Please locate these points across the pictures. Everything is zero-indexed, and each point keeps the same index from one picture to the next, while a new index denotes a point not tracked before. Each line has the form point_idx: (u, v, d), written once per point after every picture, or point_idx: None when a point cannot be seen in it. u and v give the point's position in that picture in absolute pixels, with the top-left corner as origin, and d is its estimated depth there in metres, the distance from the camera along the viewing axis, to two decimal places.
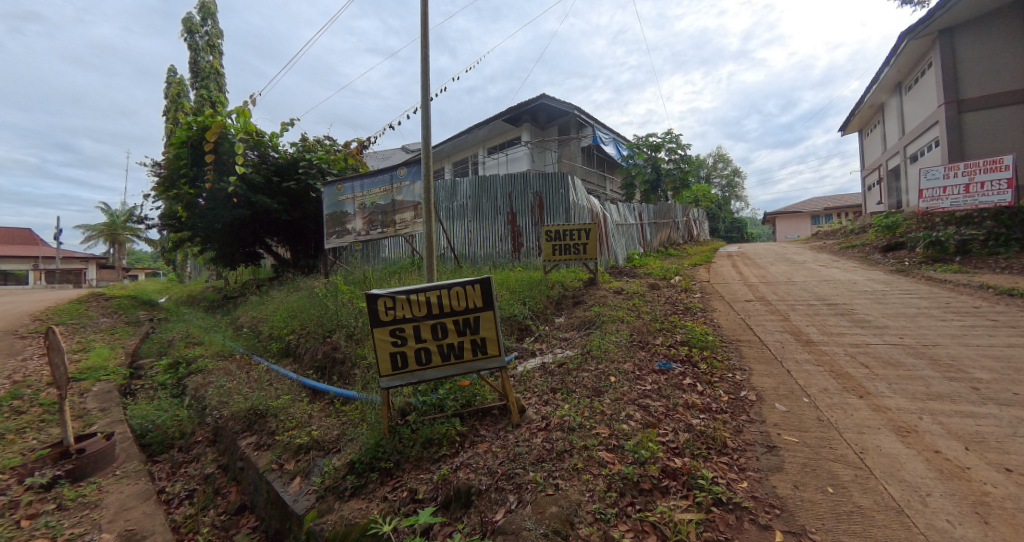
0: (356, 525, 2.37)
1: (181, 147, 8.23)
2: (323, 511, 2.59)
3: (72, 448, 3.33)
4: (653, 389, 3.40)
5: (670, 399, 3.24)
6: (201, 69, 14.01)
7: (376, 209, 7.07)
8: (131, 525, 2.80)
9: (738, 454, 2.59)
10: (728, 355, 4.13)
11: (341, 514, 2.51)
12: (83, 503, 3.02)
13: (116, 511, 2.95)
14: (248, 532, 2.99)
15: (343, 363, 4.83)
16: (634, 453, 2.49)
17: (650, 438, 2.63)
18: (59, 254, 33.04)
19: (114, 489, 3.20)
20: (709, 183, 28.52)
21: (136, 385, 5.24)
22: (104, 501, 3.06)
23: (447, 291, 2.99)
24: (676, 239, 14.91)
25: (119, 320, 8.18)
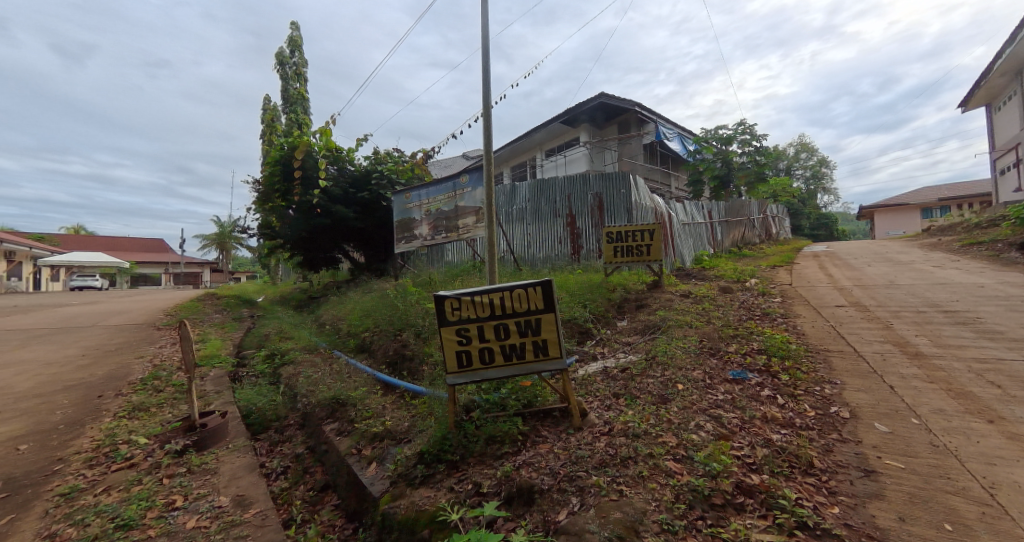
0: (424, 511, 2.49)
1: (275, 164, 9.25)
2: (395, 496, 2.74)
3: (196, 423, 3.89)
4: (726, 399, 3.22)
5: (745, 411, 3.05)
6: (291, 96, 15.70)
7: (440, 215, 7.40)
8: (241, 491, 3.20)
9: (827, 476, 2.37)
10: (814, 366, 3.79)
11: (412, 500, 2.63)
12: (204, 469, 3.49)
13: (230, 478, 3.38)
14: (331, 509, 3.26)
15: (411, 360, 5.13)
16: (705, 465, 2.38)
17: (722, 451, 2.51)
18: (179, 259, 38.41)
19: (227, 459, 3.67)
20: (790, 176, 26.35)
21: (242, 372, 5.95)
22: (220, 469, 3.51)
23: (509, 293, 3.07)
24: (751, 239, 13.89)
25: (228, 316, 9.37)
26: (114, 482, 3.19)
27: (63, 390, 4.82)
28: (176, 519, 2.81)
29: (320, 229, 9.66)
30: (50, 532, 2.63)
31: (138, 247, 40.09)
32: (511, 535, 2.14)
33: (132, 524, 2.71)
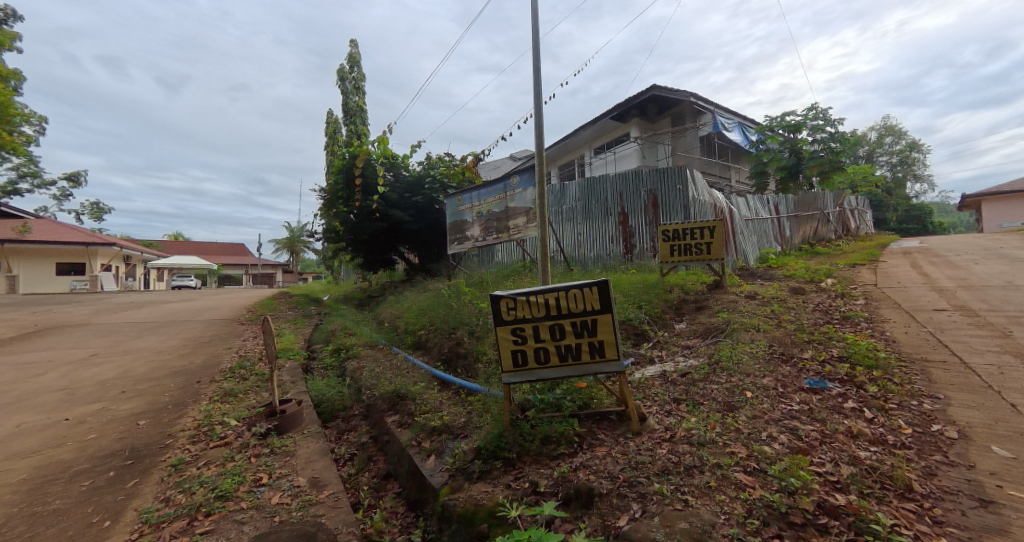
0: (482, 506, 2.52)
1: (337, 173, 9.90)
2: (454, 488, 2.80)
3: (278, 408, 4.24)
4: (802, 410, 3.00)
5: (826, 424, 2.82)
6: (350, 108, 16.64)
7: (491, 216, 7.49)
8: (316, 473, 3.42)
9: (930, 502, 2.11)
10: (910, 378, 3.41)
11: (470, 494, 2.67)
12: (284, 451, 3.80)
13: (306, 461, 3.64)
14: (394, 497, 3.42)
15: (465, 358, 5.28)
16: (781, 480, 2.23)
17: (801, 466, 2.33)
18: (255, 261, 41.96)
19: (303, 443, 3.96)
20: (873, 163, 24.02)
21: (312, 364, 6.40)
22: (297, 452, 3.79)
23: (564, 294, 3.07)
24: (825, 234, 12.79)
25: (298, 313, 10.11)
26: (212, 457, 3.63)
27: (169, 379, 5.62)
28: (264, 495, 3.09)
29: (378, 231, 10.12)
30: (165, 497, 3.04)
31: (222, 250, 44.35)
32: (570, 536, 2.11)
33: (226, 496, 3.03)
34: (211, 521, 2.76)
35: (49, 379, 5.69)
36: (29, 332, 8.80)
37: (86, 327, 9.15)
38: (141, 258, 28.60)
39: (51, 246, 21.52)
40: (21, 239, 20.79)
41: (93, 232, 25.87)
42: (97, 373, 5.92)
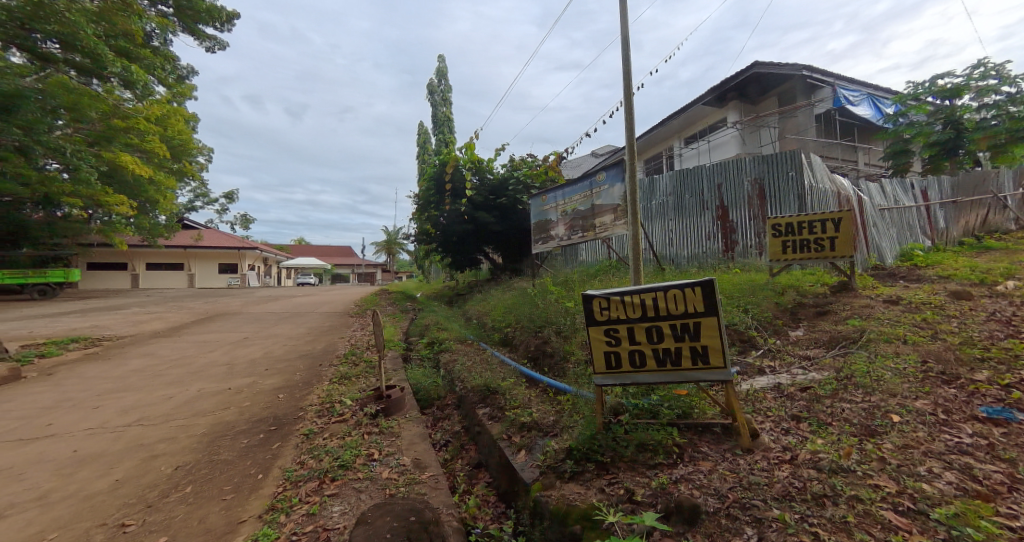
0: (575, 507, 2.44)
1: (430, 180, 10.63)
2: (546, 486, 2.76)
3: (384, 392, 4.72)
4: (975, 444, 2.44)
5: (1014, 466, 2.25)
6: (438, 118, 17.58)
7: (576, 215, 7.35)
8: (418, 455, 3.73)
9: None
10: None
11: (562, 493, 2.61)
12: (390, 432, 4.19)
13: (408, 443, 3.97)
14: (485, 486, 3.54)
15: (552, 357, 5.37)
16: (949, 529, 1.83)
17: (978, 514, 1.89)
18: (360, 262, 46.43)
19: (406, 426, 4.33)
20: None
21: (410, 355, 6.94)
22: (401, 433, 4.16)
23: (662, 294, 2.96)
24: (1000, 225, 10.30)
25: (396, 308, 10.98)
26: (334, 431, 4.20)
27: (298, 363, 6.57)
28: (376, 469, 3.50)
29: (466, 233, 10.52)
30: (301, 460, 3.66)
31: (335, 251, 49.86)
32: None
33: (346, 466, 3.49)
34: (336, 486, 3.23)
35: (218, 356, 7.12)
36: (203, 317, 10.88)
37: (239, 314, 11.03)
38: (275, 258, 33.44)
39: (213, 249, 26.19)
40: (195, 244, 25.68)
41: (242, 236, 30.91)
42: (248, 353, 7.19)
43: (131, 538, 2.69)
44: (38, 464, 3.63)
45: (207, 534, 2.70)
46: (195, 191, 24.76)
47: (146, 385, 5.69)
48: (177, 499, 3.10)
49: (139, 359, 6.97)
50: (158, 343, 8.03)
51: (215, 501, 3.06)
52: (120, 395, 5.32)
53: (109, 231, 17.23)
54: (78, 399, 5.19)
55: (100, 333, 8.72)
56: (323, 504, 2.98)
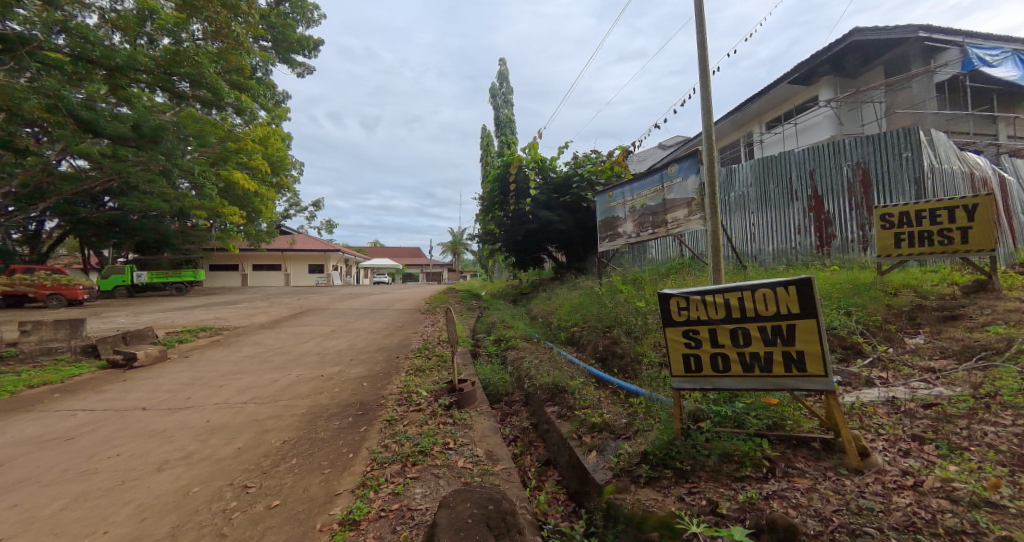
0: (653, 513, 2.32)
1: (494, 181, 10.81)
2: (620, 489, 2.67)
3: (457, 385, 4.88)
4: None
5: None
6: (500, 119, 17.82)
7: (646, 210, 7.06)
8: (491, 447, 3.81)
9: None
10: None
11: (638, 498, 2.50)
12: (463, 423, 4.32)
13: (481, 435, 4.06)
14: (554, 483, 3.54)
15: (621, 358, 5.23)
16: None
17: None
18: (428, 262, 48.54)
19: (478, 419, 4.43)
20: None
21: (478, 350, 7.13)
22: (473, 426, 4.27)
23: (751, 293, 2.71)
24: None
25: (463, 306, 11.32)
26: (413, 419, 4.48)
27: (378, 356, 7.06)
28: (452, 457, 3.66)
29: (530, 232, 10.54)
30: (385, 443, 4.01)
31: (406, 252, 52.57)
32: None
33: (425, 452, 3.73)
34: (417, 469, 3.48)
35: (311, 346, 7.87)
36: (297, 311, 12.07)
37: (327, 309, 12.07)
38: (354, 259, 36.07)
39: (303, 252, 28.89)
40: (291, 248, 28.55)
41: (327, 239, 33.74)
42: (336, 345, 7.88)
43: (252, 498, 3.22)
44: (182, 430, 4.46)
45: (311, 501, 3.15)
46: (288, 201, 27.45)
47: (257, 369, 6.55)
48: (286, 468, 3.65)
49: (250, 346, 7.95)
50: (264, 333, 9.08)
51: (316, 473, 3.54)
52: (238, 377, 6.22)
53: (226, 238, 19.92)
54: (207, 379, 6.16)
55: (221, 323, 10.13)
56: (406, 485, 3.25)
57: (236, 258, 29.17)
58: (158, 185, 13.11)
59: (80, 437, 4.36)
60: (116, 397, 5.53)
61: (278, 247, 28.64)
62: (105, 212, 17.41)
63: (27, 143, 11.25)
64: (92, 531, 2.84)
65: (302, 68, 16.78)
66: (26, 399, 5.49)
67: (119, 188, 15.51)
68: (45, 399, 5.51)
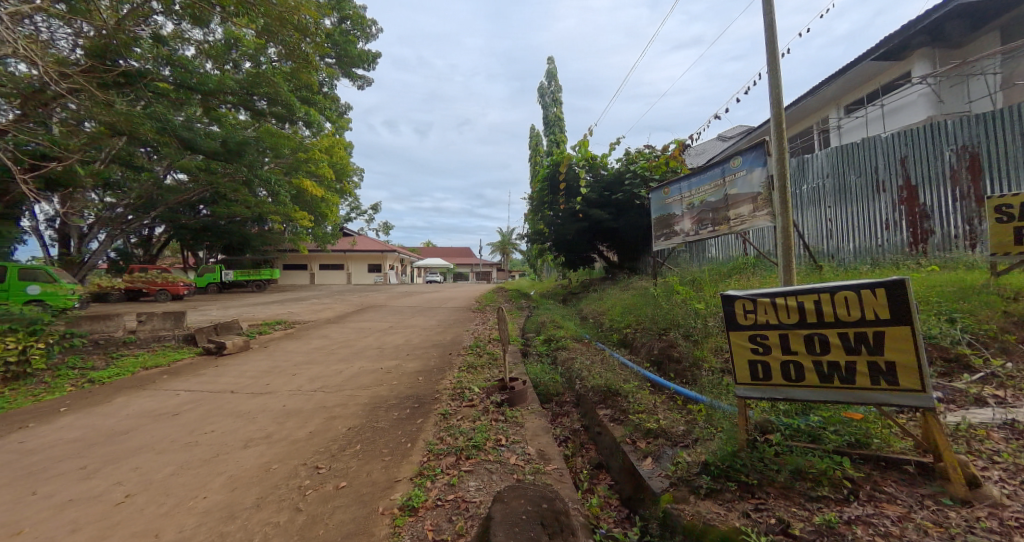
0: (714, 529, 2.19)
1: (543, 180, 10.73)
2: (678, 499, 2.55)
3: (508, 384, 4.88)
4: None
5: None
6: (549, 118, 17.67)
7: (705, 207, 6.70)
8: (542, 446, 3.76)
9: None
10: None
11: (698, 510, 2.37)
12: (515, 421, 4.30)
13: (532, 434, 4.02)
14: (607, 488, 3.46)
15: (679, 363, 4.98)
16: None
17: None
18: (479, 262, 49.36)
19: (529, 418, 4.39)
20: None
21: (528, 350, 7.11)
22: (524, 424, 4.24)
23: (829, 296, 2.44)
24: None
25: (512, 305, 11.37)
26: (466, 414, 4.54)
27: (432, 351, 7.25)
28: (504, 453, 3.65)
29: (580, 231, 10.38)
30: (440, 435, 4.09)
31: (457, 252, 53.79)
32: None
33: (478, 446, 3.76)
34: (470, 463, 3.52)
35: (371, 340, 8.26)
36: (358, 308, 12.75)
37: (384, 306, 12.64)
38: (408, 259, 37.46)
39: (362, 252, 30.46)
40: (352, 249, 30.22)
41: (384, 241, 35.32)
42: (394, 340, 8.21)
43: (323, 479, 3.46)
44: (262, 413, 4.91)
45: (373, 485, 3.31)
46: (350, 205, 29.04)
47: (324, 360, 6.99)
48: (351, 453, 3.85)
49: (318, 339, 8.50)
50: (330, 327, 9.68)
51: (378, 460, 3.70)
52: (309, 366, 6.69)
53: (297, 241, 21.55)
54: (282, 367, 6.69)
55: (293, 317, 10.94)
56: (461, 477, 3.30)
57: (304, 259, 31.37)
58: (240, 194, 14.43)
59: (184, 414, 5.00)
60: (210, 381, 6.20)
61: (341, 248, 30.43)
62: (200, 218, 19.49)
63: (140, 159, 12.91)
64: (194, 496, 3.25)
65: (362, 80, 17.67)
66: (141, 380, 6.33)
67: (211, 196, 17.35)
68: (155, 380, 6.32)
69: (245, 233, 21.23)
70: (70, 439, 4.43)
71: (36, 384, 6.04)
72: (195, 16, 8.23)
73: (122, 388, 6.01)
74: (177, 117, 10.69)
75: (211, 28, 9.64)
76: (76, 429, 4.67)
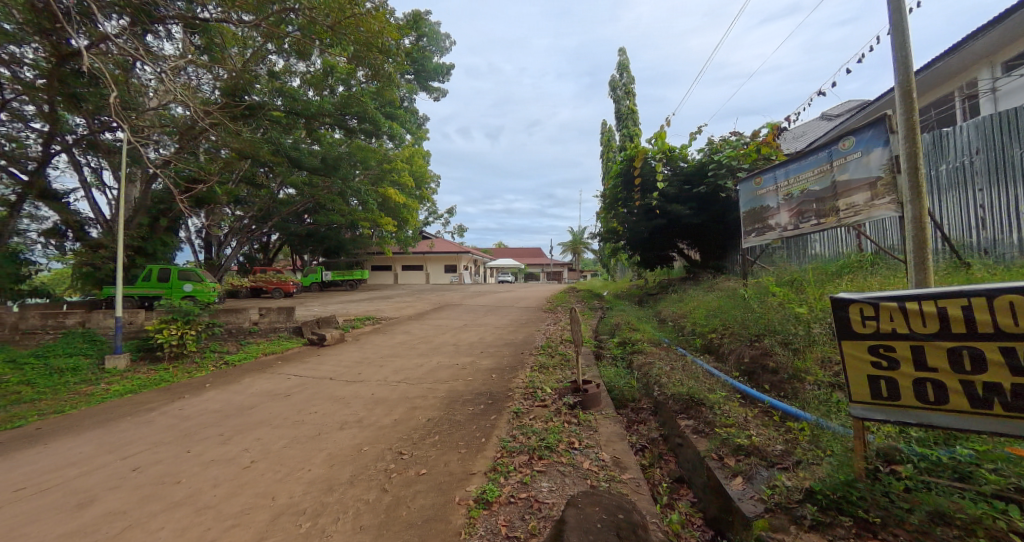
0: None
1: (618, 176, 10.23)
2: (776, 527, 2.25)
3: (581, 385, 4.60)
4: None
5: None
6: (622, 112, 16.92)
7: (808, 197, 5.87)
8: (617, 453, 3.46)
9: None
10: None
11: None
12: (588, 425, 4.04)
13: (606, 440, 3.72)
14: (689, 505, 3.12)
15: (775, 374, 4.37)
16: None
17: None
18: (551, 262, 49.15)
19: (602, 423, 4.10)
20: None
21: (602, 352, 6.77)
22: (598, 428, 3.96)
23: (987, 301, 1.88)
24: None
25: (585, 306, 11.02)
26: (538, 414, 4.37)
27: (506, 349, 7.22)
28: (577, 457, 3.42)
29: (658, 228, 9.76)
30: (513, 433, 3.97)
31: (528, 252, 54.12)
32: None
33: (551, 448, 3.57)
34: (543, 464, 3.35)
35: (449, 337, 8.48)
36: (436, 306, 13.23)
37: (460, 305, 12.98)
38: (482, 260, 38.39)
39: (439, 253, 31.76)
40: (430, 251, 31.67)
41: (460, 243, 36.55)
42: (470, 337, 8.34)
43: (406, 464, 3.56)
44: (356, 398, 5.22)
45: (450, 476, 3.30)
46: (428, 209, 30.43)
47: (407, 354, 7.29)
48: (431, 443, 3.90)
49: (401, 334, 8.93)
50: (411, 323, 10.14)
51: (454, 452, 3.69)
52: (393, 359, 7.03)
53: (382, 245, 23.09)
54: (371, 358, 7.10)
55: (380, 314, 11.65)
56: (534, 477, 3.15)
57: (389, 260, 33.57)
58: (335, 204, 15.79)
59: (296, 394, 5.53)
60: (314, 367, 6.79)
61: (420, 250, 32.07)
62: (305, 225, 21.70)
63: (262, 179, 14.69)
64: (301, 468, 3.57)
65: (437, 92, 18.38)
66: (262, 363, 7.18)
67: (314, 208, 19.28)
68: (272, 364, 7.12)
69: (340, 238, 23.24)
70: (212, 409, 5.15)
71: (190, 363, 7.26)
72: (300, 52, 9.06)
73: (248, 369, 6.86)
74: (287, 140, 12.05)
75: (314, 60, 10.64)
76: (216, 401, 5.43)
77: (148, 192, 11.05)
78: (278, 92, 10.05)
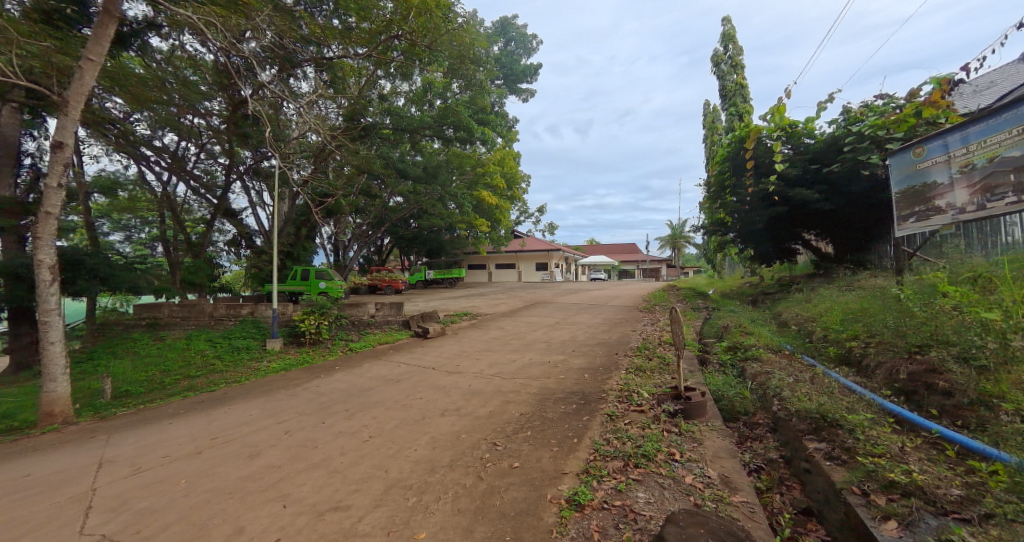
0: None
1: (724, 161, 9.08)
2: None
3: (682, 392, 3.95)
4: None
5: None
6: (727, 89, 15.07)
7: (1001, 164, 4.43)
8: (726, 471, 2.85)
9: None
10: None
11: None
12: (691, 436, 3.44)
13: (712, 456, 3.10)
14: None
15: (950, 397, 3.31)
16: None
17: None
18: (646, 259, 46.61)
19: (708, 436, 3.45)
20: None
21: (708, 357, 5.92)
22: (703, 441, 3.34)
23: None
24: None
25: (688, 306, 9.97)
26: (634, 420, 3.85)
27: (601, 349, 6.73)
28: (678, 470, 2.89)
29: (777, 217, 8.47)
30: (607, 437, 3.53)
31: (621, 249, 51.97)
32: None
33: (648, 456, 3.06)
34: (639, 472, 2.88)
35: (542, 334, 8.24)
36: (527, 303, 13.12)
37: (552, 303, 12.72)
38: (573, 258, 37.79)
39: (530, 251, 31.91)
40: (522, 250, 31.97)
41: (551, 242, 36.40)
42: (564, 335, 8.00)
43: (500, 455, 3.33)
44: (454, 388, 5.20)
45: (540, 473, 2.99)
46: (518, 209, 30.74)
47: (501, 349, 7.20)
48: (523, 438, 3.63)
49: (496, 329, 8.93)
50: (504, 320, 10.13)
51: (547, 449, 3.38)
52: (488, 353, 6.99)
53: None
54: (469, 351, 7.16)
55: (476, 310, 11.86)
56: (628, 485, 2.70)
57: (483, 259, 34.68)
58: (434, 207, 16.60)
59: (404, 380, 5.72)
60: (419, 357, 7.03)
61: (512, 249, 32.56)
62: (411, 229, 23.24)
63: (375, 189, 16.10)
64: (408, 447, 3.55)
65: (526, 93, 18.28)
66: (377, 351, 7.66)
67: (419, 214, 20.57)
68: (386, 352, 7.55)
69: (440, 239, 24.50)
70: (339, 388, 5.54)
71: (325, 348, 8.02)
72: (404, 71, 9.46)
73: (367, 356, 7.36)
74: (395, 154, 12.98)
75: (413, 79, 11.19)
76: (341, 382, 5.85)
77: (293, 208, 12.60)
78: (385, 112, 10.90)
